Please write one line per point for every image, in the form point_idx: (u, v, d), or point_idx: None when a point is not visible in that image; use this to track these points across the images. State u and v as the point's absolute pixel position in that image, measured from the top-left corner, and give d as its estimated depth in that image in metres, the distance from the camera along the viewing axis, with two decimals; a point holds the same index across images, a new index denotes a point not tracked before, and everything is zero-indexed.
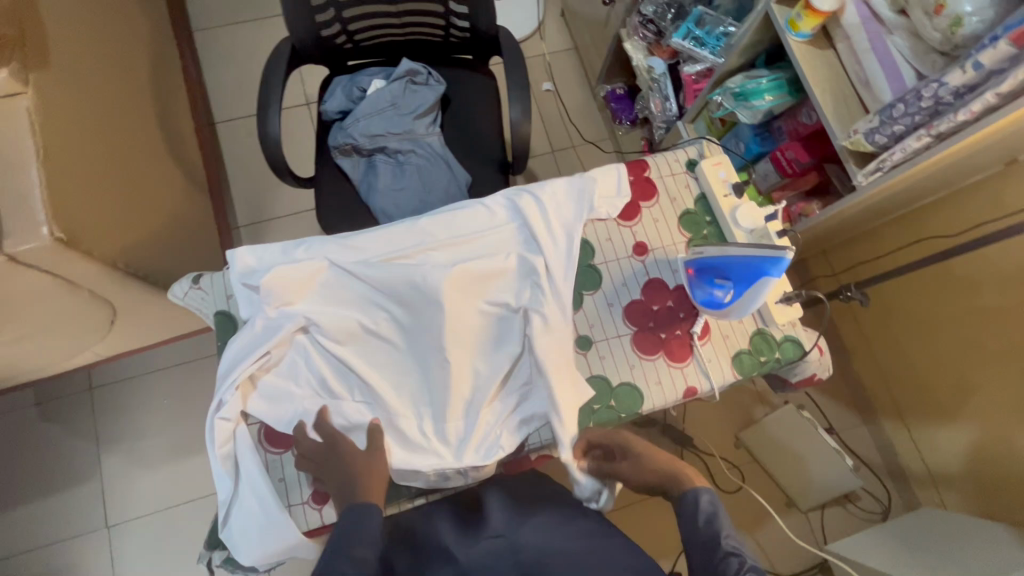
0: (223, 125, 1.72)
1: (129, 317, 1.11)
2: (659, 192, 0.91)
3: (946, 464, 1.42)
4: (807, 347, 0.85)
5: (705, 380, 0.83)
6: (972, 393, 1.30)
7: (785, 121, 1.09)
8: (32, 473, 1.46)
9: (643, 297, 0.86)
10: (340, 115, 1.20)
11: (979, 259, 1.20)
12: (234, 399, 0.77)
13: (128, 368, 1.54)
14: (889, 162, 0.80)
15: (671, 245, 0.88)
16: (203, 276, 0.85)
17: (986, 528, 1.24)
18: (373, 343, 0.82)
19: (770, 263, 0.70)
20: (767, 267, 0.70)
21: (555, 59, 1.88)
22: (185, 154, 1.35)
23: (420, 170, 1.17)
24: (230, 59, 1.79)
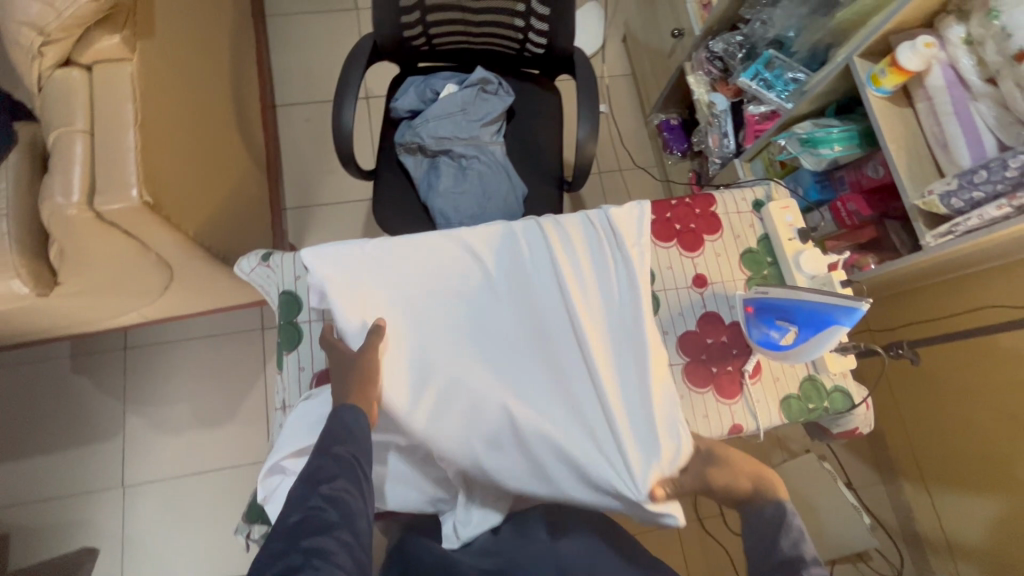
0: (285, 109, 1.77)
1: (182, 284, 1.14)
2: (724, 227, 0.92)
3: (967, 537, 1.39)
4: (857, 400, 0.85)
5: (751, 420, 0.83)
6: (1004, 466, 1.27)
7: (849, 172, 1.09)
8: (57, 424, 1.48)
9: (699, 329, 0.86)
10: (409, 114, 1.23)
11: None
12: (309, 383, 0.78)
13: (163, 333, 1.56)
14: (963, 228, 0.80)
15: (730, 281, 0.89)
16: (273, 255, 0.87)
17: None
18: (440, 338, 0.81)
19: (841, 312, 0.70)
20: (836, 315, 0.70)
21: (613, 83, 1.92)
22: (251, 132, 1.39)
23: (480, 176, 1.20)
24: (299, 46, 1.84)
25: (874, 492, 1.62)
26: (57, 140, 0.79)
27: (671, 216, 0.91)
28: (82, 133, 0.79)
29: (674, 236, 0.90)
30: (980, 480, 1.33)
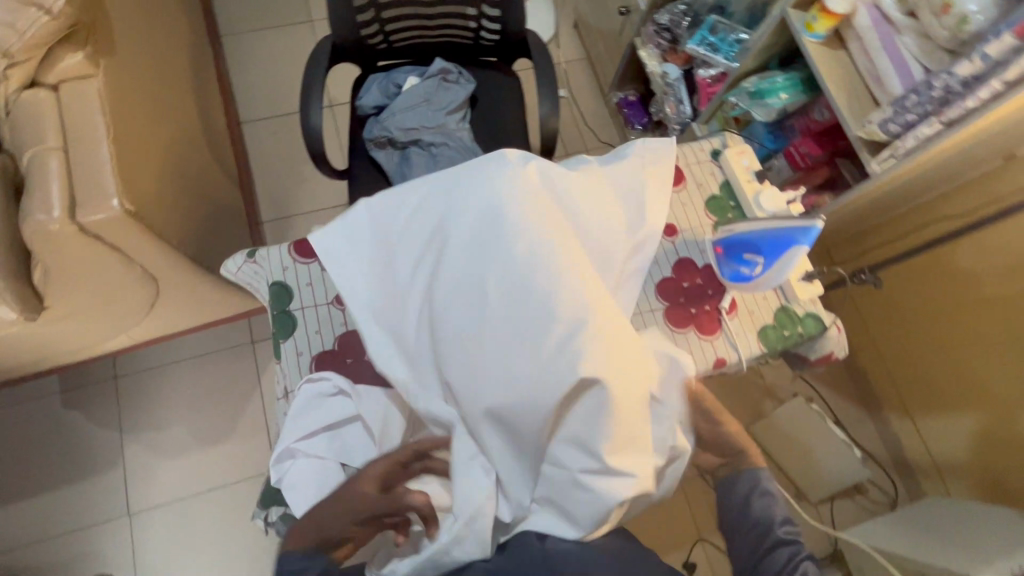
0: (250, 125, 1.78)
1: (169, 297, 1.15)
2: (686, 178, 0.97)
3: (951, 452, 1.47)
4: (827, 323, 0.91)
5: (733, 352, 0.88)
6: (977, 379, 1.35)
7: (798, 119, 1.16)
8: (54, 461, 1.47)
9: (675, 274, 0.91)
10: (375, 110, 1.26)
11: (982, 250, 1.26)
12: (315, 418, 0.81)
13: (152, 358, 1.56)
14: (901, 150, 0.87)
15: (698, 227, 0.94)
16: (257, 251, 0.88)
17: (994, 510, 1.28)
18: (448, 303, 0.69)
19: (800, 232, 0.76)
20: (796, 236, 0.77)
21: (569, 68, 1.97)
22: (220, 149, 1.40)
23: (452, 161, 1.23)
24: (257, 61, 1.85)
25: (862, 427, 1.68)
26: (32, 160, 0.81)
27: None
28: (56, 149, 0.80)
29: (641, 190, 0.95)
30: (958, 398, 1.41)
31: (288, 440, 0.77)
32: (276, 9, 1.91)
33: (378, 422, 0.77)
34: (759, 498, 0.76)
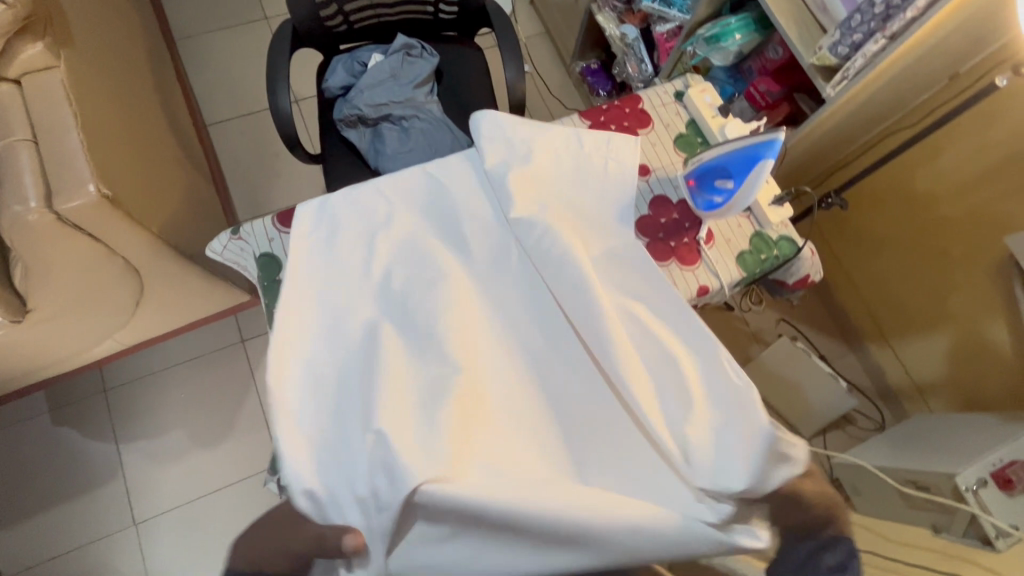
0: (216, 126, 1.76)
1: (153, 294, 1.14)
2: (653, 121, 1.00)
3: (928, 372, 1.53)
4: (800, 244, 0.95)
5: (714, 279, 0.91)
6: (946, 298, 1.41)
7: (754, 60, 1.20)
8: (52, 479, 1.45)
9: (651, 212, 0.94)
10: (342, 91, 1.28)
11: (938, 172, 1.32)
12: None
13: (141, 367, 1.54)
14: (852, 70, 0.91)
15: (670, 165, 0.97)
16: (240, 228, 0.89)
17: (973, 417, 1.34)
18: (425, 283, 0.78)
19: (764, 147, 0.81)
20: (762, 152, 0.81)
21: (530, 43, 1.99)
22: (189, 147, 1.39)
23: (424, 133, 1.24)
24: (216, 62, 1.84)
25: (845, 361, 1.74)
26: None
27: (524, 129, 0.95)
28: (25, 141, 0.79)
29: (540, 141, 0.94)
30: (929, 318, 1.47)
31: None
32: (230, 9, 1.90)
33: None
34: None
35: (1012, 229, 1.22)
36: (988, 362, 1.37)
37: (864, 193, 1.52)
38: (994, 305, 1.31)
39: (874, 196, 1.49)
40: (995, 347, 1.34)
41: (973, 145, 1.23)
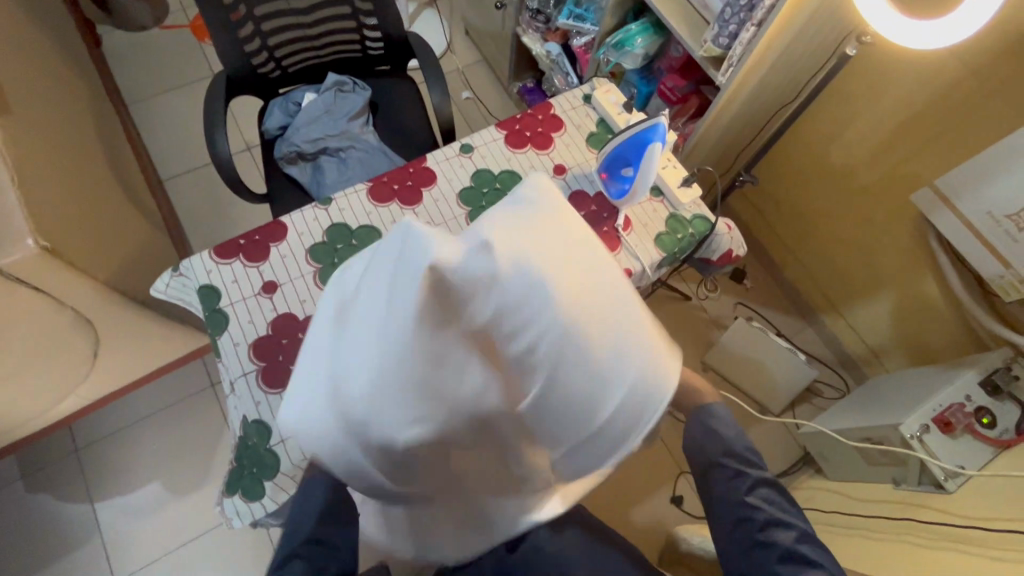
0: (172, 180, 1.82)
1: (111, 342, 1.16)
2: (565, 123, 1.07)
3: (879, 335, 1.58)
4: (714, 220, 1.01)
5: (635, 262, 0.96)
6: (879, 261, 1.48)
7: (661, 60, 1.29)
8: (28, 546, 1.44)
9: (570, 206, 1.00)
10: (280, 131, 1.35)
11: (849, 143, 1.41)
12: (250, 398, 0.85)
13: (112, 423, 1.55)
14: (735, 57, 1.00)
15: (584, 162, 1.04)
16: (180, 265, 0.92)
17: (923, 369, 1.39)
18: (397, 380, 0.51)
19: (651, 132, 0.89)
20: (651, 136, 0.89)
21: (469, 70, 2.08)
22: (138, 200, 1.43)
23: (361, 161, 1.30)
24: (165, 121, 1.90)
25: (803, 336, 1.77)
26: None
27: (387, 178, 0.99)
28: None
29: (392, 194, 0.98)
30: (868, 282, 1.53)
31: (264, 443, 0.82)
32: (175, 70, 1.97)
33: None
34: (722, 432, 0.78)
35: (918, 189, 1.30)
36: (929, 315, 1.42)
37: (788, 172, 1.60)
38: (921, 260, 1.38)
39: (798, 174, 1.57)
40: (933, 300, 1.39)
41: (873, 114, 1.33)
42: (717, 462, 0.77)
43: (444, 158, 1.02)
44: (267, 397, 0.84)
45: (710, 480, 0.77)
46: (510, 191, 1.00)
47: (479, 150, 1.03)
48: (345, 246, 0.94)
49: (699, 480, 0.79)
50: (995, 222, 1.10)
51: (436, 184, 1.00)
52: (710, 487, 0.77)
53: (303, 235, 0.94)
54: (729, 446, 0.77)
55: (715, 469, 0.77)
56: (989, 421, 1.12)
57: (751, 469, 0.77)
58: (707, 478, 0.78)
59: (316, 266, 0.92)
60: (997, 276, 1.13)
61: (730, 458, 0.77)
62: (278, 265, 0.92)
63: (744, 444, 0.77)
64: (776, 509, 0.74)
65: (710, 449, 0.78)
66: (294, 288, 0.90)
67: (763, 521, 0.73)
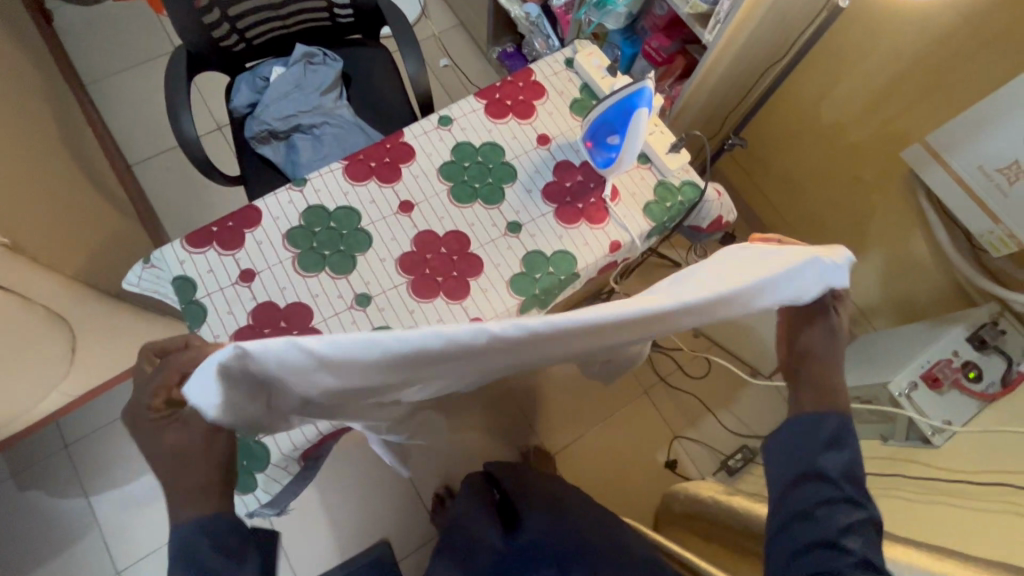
0: (141, 164, 1.74)
1: (88, 338, 1.13)
2: (547, 90, 1.02)
3: (867, 294, 1.58)
4: (703, 186, 0.98)
5: (624, 233, 0.94)
6: (869, 219, 1.46)
7: (645, 19, 1.24)
8: (26, 542, 1.43)
9: (556, 178, 0.97)
10: (250, 109, 1.29)
11: (840, 100, 1.37)
12: None
13: (100, 417, 1.53)
14: (723, 13, 0.97)
15: (569, 131, 1.00)
16: (151, 255, 0.88)
17: (910, 326, 1.40)
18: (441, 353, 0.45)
19: (636, 96, 0.85)
20: (636, 101, 0.85)
21: (445, 36, 1.99)
22: (105, 188, 1.37)
23: (337, 137, 1.24)
24: (128, 102, 1.80)
25: None
26: None
27: (363, 156, 0.95)
28: None
29: (370, 172, 0.94)
30: (856, 242, 1.52)
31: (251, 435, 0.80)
32: (134, 47, 1.87)
33: None
34: (828, 448, 0.66)
35: (909, 144, 1.28)
36: (917, 272, 1.42)
37: (777, 131, 1.57)
38: (910, 216, 1.37)
39: (788, 133, 1.54)
40: (923, 256, 1.39)
41: (864, 68, 1.29)
42: (813, 474, 0.66)
43: (422, 132, 0.98)
44: None
45: (798, 492, 0.66)
46: (493, 164, 0.97)
47: (458, 122, 0.99)
48: (323, 229, 0.90)
49: (782, 491, 0.68)
50: (986, 176, 1.08)
51: (415, 160, 0.96)
52: (796, 502, 0.66)
53: (278, 219, 0.90)
54: (834, 464, 0.65)
55: (808, 484, 0.66)
56: (976, 374, 1.13)
57: (854, 498, 0.64)
58: (795, 488, 0.66)
59: (293, 251, 0.89)
60: (986, 232, 1.13)
61: (831, 478, 0.64)
62: (255, 252, 0.88)
63: (853, 467, 0.65)
64: (867, 550, 0.62)
65: (807, 459, 0.66)
66: (272, 276, 0.87)
67: (853, 558, 0.61)
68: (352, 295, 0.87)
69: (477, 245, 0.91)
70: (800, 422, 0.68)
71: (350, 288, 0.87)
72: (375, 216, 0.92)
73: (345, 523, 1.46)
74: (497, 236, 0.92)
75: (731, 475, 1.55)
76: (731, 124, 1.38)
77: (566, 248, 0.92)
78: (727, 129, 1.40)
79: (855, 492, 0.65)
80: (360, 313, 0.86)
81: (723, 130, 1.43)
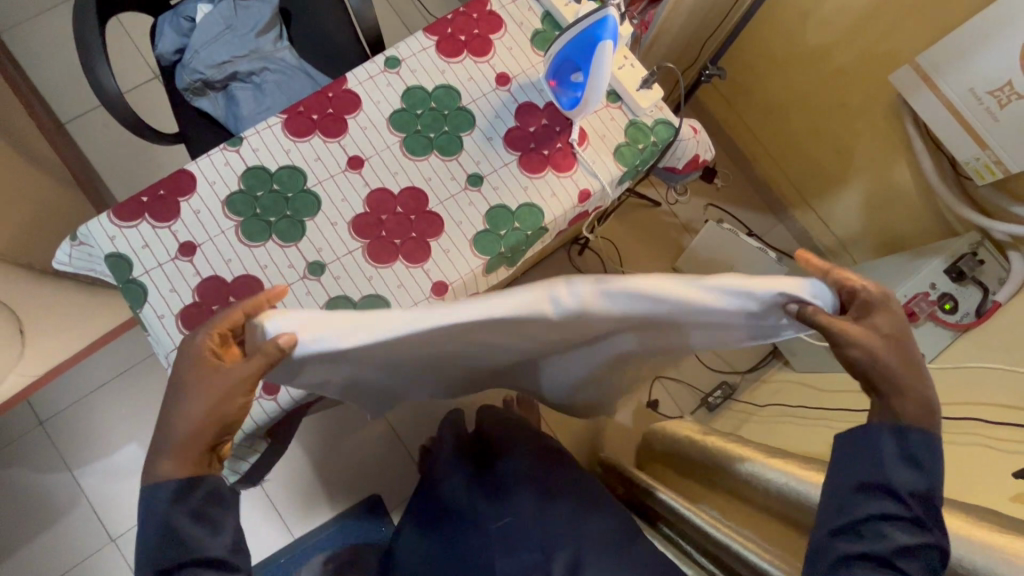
0: (74, 122, 1.59)
1: (35, 320, 1.07)
2: (505, 22, 0.92)
3: (848, 226, 1.54)
4: (677, 125, 0.91)
5: (594, 180, 0.88)
6: (853, 147, 1.40)
7: None
8: (15, 517, 1.44)
9: (519, 122, 0.89)
10: (179, 56, 1.15)
11: (827, 19, 1.27)
12: None
13: (70, 393, 1.49)
14: None
15: (530, 68, 0.91)
16: (78, 232, 0.81)
17: (890, 259, 1.37)
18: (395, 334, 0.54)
19: (600, 26, 0.76)
20: (601, 32, 0.76)
21: None
22: (30, 152, 1.25)
23: (280, 85, 1.13)
24: (48, 48, 1.62)
25: (773, 231, 1.70)
26: None
27: (303, 108, 0.85)
28: None
29: (312, 126, 0.85)
30: (839, 172, 1.47)
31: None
32: None
33: None
34: (899, 464, 0.59)
35: (899, 66, 1.20)
36: (898, 202, 1.38)
37: (758, 56, 1.47)
38: (895, 142, 1.31)
39: (771, 57, 1.44)
40: (907, 186, 1.34)
41: None
42: (880, 488, 0.59)
43: (368, 77, 0.88)
44: None
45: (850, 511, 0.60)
46: (448, 110, 0.88)
47: (407, 64, 0.89)
48: (266, 193, 0.83)
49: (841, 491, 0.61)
50: (976, 99, 1.02)
51: (361, 110, 0.87)
52: (853, 508, 0.60)
53: (215, 184, 0.82)
54: (908, 482, 0.58)
55: (861, 498, 0.60)
56: (951, 306, 1.12)
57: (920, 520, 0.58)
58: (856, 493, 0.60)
59: (235, 220, 0.81)
60: (972, 159, 1.08)
61: (898, 497, 0.58)
62: (193, 222, 0.81)
63: (929, 492, 0.59)
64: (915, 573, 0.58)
65: (873, 473, 0.59)
66: (215, 248, 0.80)
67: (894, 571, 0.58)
68: (304, 265, 0.81)
69: (436, 203, 0.85)
70: (860, 435, 0.61)
71: (301, 257, 0.81)
72: (322, 175, 0.84)
73: (334, 480, 1.48)
74: (457, 191, 0.85)
75: (711, 411, 1.55)
76: (709, 55, 1.30)
77: (531, 201, 0.86)
78: (705, 61, 1.31)
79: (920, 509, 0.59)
80: (314, 283, 0.81)
81: (700, 62, 1.34)
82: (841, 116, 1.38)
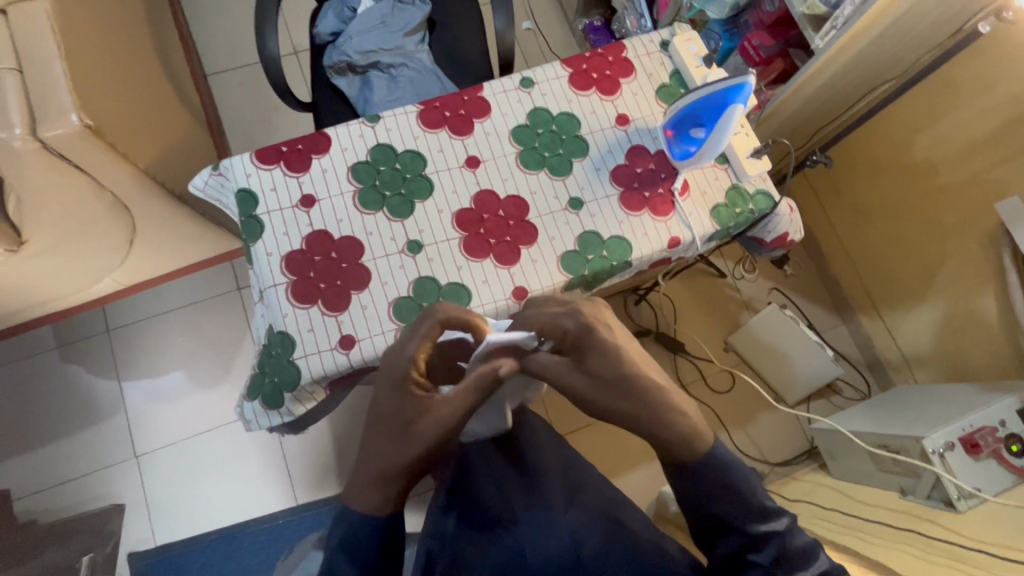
0: (216, 76, 1.76)
1: (145, 233, 1.17)
2: (636, 69, 0.99)
3: (917, 345, 1.49)
4: (776, 199, 0.94)
5: (686, 231, 0.91)
6: (939, 266, 1.38)
7: (750, 14, 1.18)
8: (58, 410, 1.53)
9: (628, 161, 0.94)
10: (332, 38, 1.29)
11: (939, 137, 1.29)
12: (274, 309, 0.84)
13: (141, 310, 1.60)
14: (841, 19, 0.94)
15: (650, 115, 0.97)
16: (220, 163, 0.90)
17: (957, 386, 1.32)
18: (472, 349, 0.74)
19: (733, 92, 0.81)
20: (732, 97, 0.81)
21: None
22: (180, 90, 1.40)
23: (412, 81, 1.23)
24: (214, 10, 1.82)
25: (835, 331, 1.68)
26: None
27: (439, 103, 0.94)
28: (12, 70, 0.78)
29: (443, 121, 0.93)
30: (919, 288, 1.44)
31: (287, 354, 0.82)
32: None
33: (340, 325, 0.83)
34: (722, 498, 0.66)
35: (1004, 195, 1.20)
36: (975, 332, 1.34)
37: (859, 156, 1.49)
38: (984, 272, 1.29)
39: (872, 161, 1.46)
40: (990, 319, 1.30)
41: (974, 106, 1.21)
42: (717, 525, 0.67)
43: (502, 90, 0.96)
44: (295, 311, 0.84)
45: None
46: (566, 135, 0.94)
47: (539, 87, 0.96)
48: (388, 169, 0.90)
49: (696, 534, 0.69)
50: None
51: (489, 117, 0.94)
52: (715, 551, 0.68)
53: (346, 151, 0.90)
54: (729, 508, 0.66)
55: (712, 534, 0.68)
56: (1018, 449, 1.08)
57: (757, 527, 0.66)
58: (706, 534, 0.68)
59: (356, 185, 0.89)
60: None
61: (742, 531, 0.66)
62: (319, 179, 0.89)
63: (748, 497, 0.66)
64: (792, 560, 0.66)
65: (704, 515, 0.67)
66: (332, 206, 0.88)
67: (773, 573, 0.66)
68: (405, 241, 0.87)
69: (535, 215, 0.90)
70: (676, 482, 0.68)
71: (404, 233, 0.88)
72: (440, 166, 0.91)
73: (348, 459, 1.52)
74: (557, 209, 0.91)
75: None
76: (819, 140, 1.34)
77: (623, 235, 0.90)
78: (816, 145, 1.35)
79: (748, 521, 0.66)
80: (410, 259, 0.87)
81: (810, 145, 1.38)
82: (934, 233, 1.37)
